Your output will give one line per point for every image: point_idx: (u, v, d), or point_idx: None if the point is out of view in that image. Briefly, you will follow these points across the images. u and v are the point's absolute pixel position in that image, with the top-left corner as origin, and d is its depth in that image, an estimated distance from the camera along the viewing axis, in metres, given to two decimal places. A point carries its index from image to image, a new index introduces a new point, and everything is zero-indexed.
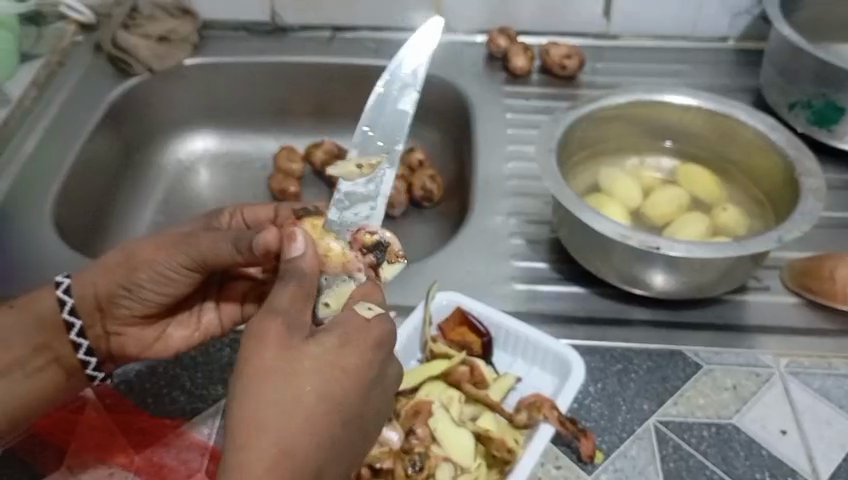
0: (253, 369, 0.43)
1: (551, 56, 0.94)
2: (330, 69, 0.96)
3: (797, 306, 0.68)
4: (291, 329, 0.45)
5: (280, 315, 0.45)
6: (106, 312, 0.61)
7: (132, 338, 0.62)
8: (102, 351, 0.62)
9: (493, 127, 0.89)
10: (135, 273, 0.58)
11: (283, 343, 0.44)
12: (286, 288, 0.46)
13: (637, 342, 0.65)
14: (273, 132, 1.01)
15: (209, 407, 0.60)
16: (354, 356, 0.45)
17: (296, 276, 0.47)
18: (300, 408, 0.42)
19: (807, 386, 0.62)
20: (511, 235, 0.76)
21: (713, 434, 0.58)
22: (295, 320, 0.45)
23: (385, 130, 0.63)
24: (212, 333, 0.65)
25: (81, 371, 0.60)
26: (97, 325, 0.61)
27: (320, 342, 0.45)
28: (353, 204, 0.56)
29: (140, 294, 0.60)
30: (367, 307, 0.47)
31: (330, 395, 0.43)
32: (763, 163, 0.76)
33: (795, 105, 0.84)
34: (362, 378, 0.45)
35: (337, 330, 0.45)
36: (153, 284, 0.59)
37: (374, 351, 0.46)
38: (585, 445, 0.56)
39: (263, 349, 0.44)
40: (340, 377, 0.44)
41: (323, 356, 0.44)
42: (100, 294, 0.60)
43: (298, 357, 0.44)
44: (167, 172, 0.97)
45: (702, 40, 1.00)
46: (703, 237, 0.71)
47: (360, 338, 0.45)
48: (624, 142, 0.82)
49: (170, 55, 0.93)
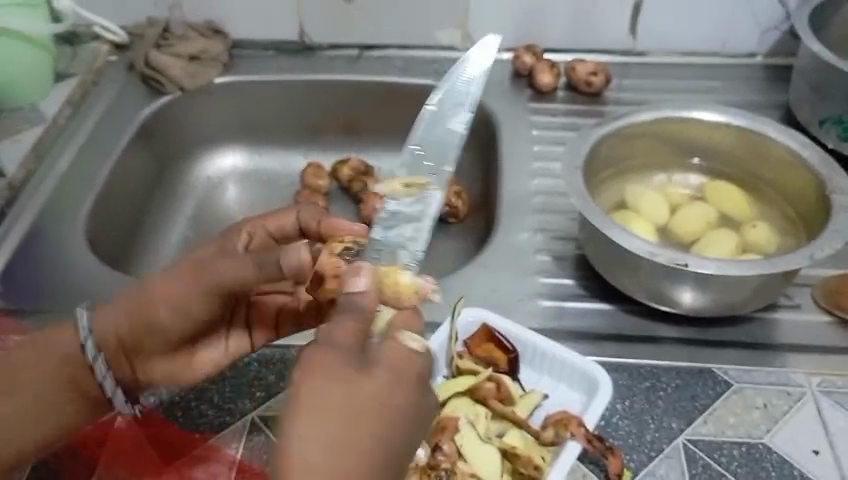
0: (306, 406, 0.40)
1: (578, 73, 0.94)
2: (358, 87, 0.98)
3: (830, 324, 0.67)
4: (346, 363, 0.42)
5: (335, 349, 0.42)
6: (129, 352, 0.57)
7: (160, 372, 0.59)
8: (131, 385, 0.59)
9: (519, 145, 0.89)
10: (153, 307, 0.56)
11: (337, 378, 0.41)
12: (344, 323, 0.43)
13: (665, 360, 0.64)
14: (300, 148, 1.02)
15: (238, 420, 0.61)
16: (404, 392, 0.43)
17: (355, 310, 0.43)
18: (352, 450, 0.40)
19: (841, 405, 0.61)
20: (537, 251, 0.76)
21: (744, 454, 0.58)
22: (351, 358, 0.42)
23: (433, 151, 0.62)
24: (241, 351, 0.61)
25: (104, 402, 0.58)
26: (121, 365, 0.57)
27: (375, 376, 0.42)
28: (397, 224, 0.54)
29: (164, 331, 0.57)
30: (413, 338, 0.45)
31: (384, 435, 0.41)
32: (793, 180, 0.75)
33: (827, 121, 0.84)
34: (413, 417, 0.43)
35: (388, 367, 0.43)
36: (176, 317, 0.56)
37: (425, 386, 0.44)
38: (613, 464, 0.55)
39: (316, 385, 0.41)
40: (391, 417, 0.42)
41: (378, 395, 0.42)
42: (122, 332, 0.56)
43: (352, 392, 0.41)
44: (197, 188, 0.98)
45: (730, 56, 0.99)
46: (733, 255, 0.71)
47: (410, 372, 0.43)
48: (652, 159, 0.81)
49: (200, 74, 0.95)
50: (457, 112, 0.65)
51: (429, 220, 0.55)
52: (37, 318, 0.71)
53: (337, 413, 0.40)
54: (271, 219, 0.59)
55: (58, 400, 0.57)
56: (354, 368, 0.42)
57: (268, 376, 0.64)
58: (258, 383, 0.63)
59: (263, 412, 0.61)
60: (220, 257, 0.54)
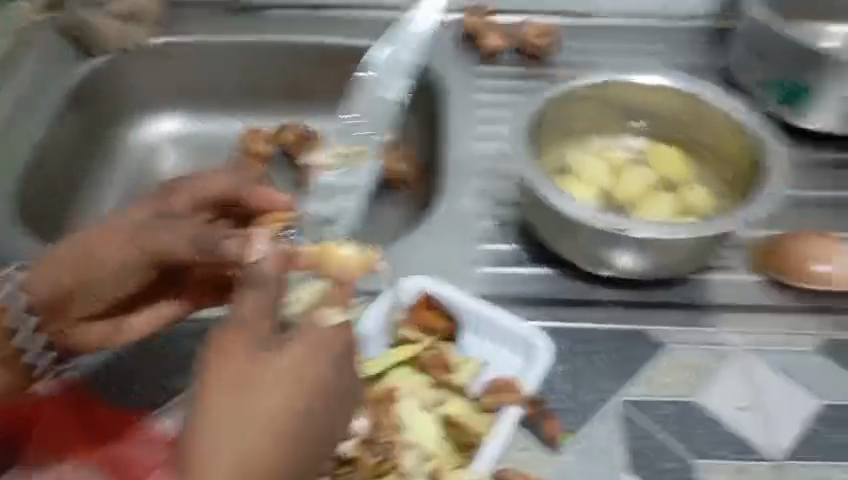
0: (218, 382, 0.46)
1: (524, 36, 0.94)
2: (301, 48, 0.95)
3: (762, 285, 0.69)
4: (255, 343, 0.48)
5: (247, 328, 0.48)
6: (58, 311, 0.61)
7: (88, 332, 0.62)
8: (58, 345, 0.61)
9: (464, 108, 0.89)
10: (90, 270, 0.60)
11: (243, 355, 0.47)
12: (257, 299, 0.48)
13: (603, 324, 0.66)
14: (242, 112, 0.99)
15: (169, 399, 0.62)
16: (313, 368, 0.48)
17: (263, 285, 0.48)
18: (260, 418, 0.46)
19: (769, 363, 0.63)
20: (481, 216, 0.76)
21: (676, 412, 0.59)
22: (259, 336, 0.48)
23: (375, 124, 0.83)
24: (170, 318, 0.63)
25: (24, 361, 0.60)
26: (48, 326, 0.61)
27: (285, 353, 0.48)
28: (334, 196, 0.75)
29: (95, 291, 0.61)
30: (331, 315, 0.52)
31: (293, 407, 0.47)
32: (730, 145, 0.76)
33: (766, 86, 0.85)
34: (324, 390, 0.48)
35: (302, 342, 0.49)
36: (109, 278, 0.61)
37: (336, 360, 0.49)
38: (549, 426, 0.57)
39: (228, 362, 0.47)
40: (302, 389, 0.47)
41: (289, 371, 0.47)
42: (57, 292, 0.60)
43: (262, 369, 0.47)
44: (134, 154, 0.96)
45: (674, 18, 1.00)
46: (673, 217, 0.73)
47: (321, 348, 0.49)
48: (594, 123, 0.81)
49: (135, 35, 0.91)
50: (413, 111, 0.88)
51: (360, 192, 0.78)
52: None
53: (246, 387, 0.46)
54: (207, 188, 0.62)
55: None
56: (261, 347, 0.48)
57: None
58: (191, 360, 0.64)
59: None
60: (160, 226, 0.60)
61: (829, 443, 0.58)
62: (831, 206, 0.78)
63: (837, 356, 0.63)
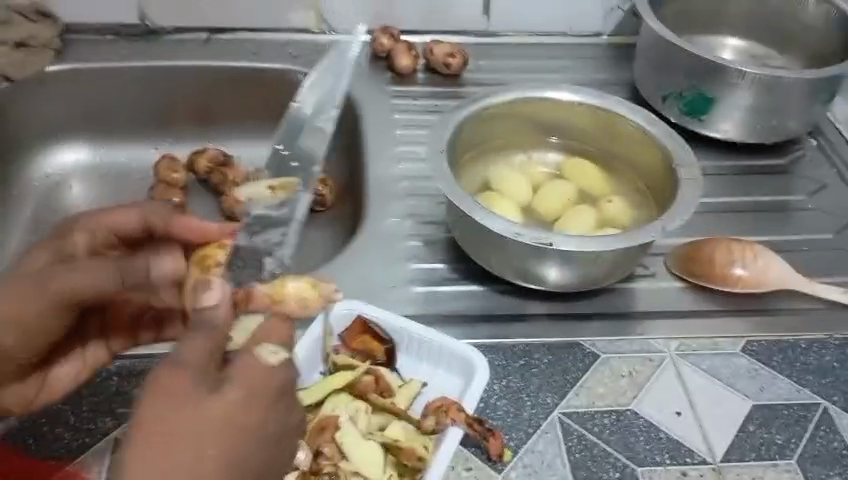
0: (147, 432, 0.41)
1: (436, 55, 0.94)
2: (210, 73, 0.92)
3: (682, 290, 0.72)
4: (194, 385, 0.42)
5: (185, 371, 0.42)
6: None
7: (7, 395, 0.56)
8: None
9: (381, 129, 0.88)
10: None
11: (182, 398, 0.42)
12: (197, 344, 0.43)
13: (537, 337, 0.66)
14: (151, 140, 0.95)
15: (98, 442, 0.56)
16: (255, 412, 0.43)
17: (208, 327, 0.44)
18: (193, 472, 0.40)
19: (697, 367, 0.65)
20: (408, 237, 0.75)
21: (614, 422, 0.60)
22: (198, 376, 0.43)
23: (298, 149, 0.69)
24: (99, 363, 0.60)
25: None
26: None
27: (224, 396, 0.42)
28: (265, 231, 0.62)
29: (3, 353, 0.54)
30: (271, 352, 0.44)
31: (230, 457, 0.42)
32: (642, 155, 0.79)
33: (668, 97, 0.88)
34: (266, 435, 0.44)
35: (241, 382, 0.43)
36: (16, 337, 0.53)
37: (280, 402, 0.44)
38: (494, 444, 0.56)
39: (161, 407, 0.42)
40: (241, 437, 0.42)
41: (233, 416, 0.42)
42: None
43: (200, 414, 0.42)
44: (35, 189, 0.90)
45: (579, 35, 1.03)
46: (592, 231, 0.73)
47: (264, 390, 0.43)
48: (513, 139, 0.83)
49: (29, 63, 0.86)
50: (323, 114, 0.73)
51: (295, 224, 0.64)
52: None
53: (178, 437, 0.41)
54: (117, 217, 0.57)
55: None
56: (201, 389, 0.42)
57: (131, 390, 0.59)
58: (120, 399, 0.59)
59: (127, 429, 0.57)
60: (68, 266, 0.51)
61: (760, 442, 0.60)
62: (740, 212, 0.82)
63: (760, 355, 0.66)
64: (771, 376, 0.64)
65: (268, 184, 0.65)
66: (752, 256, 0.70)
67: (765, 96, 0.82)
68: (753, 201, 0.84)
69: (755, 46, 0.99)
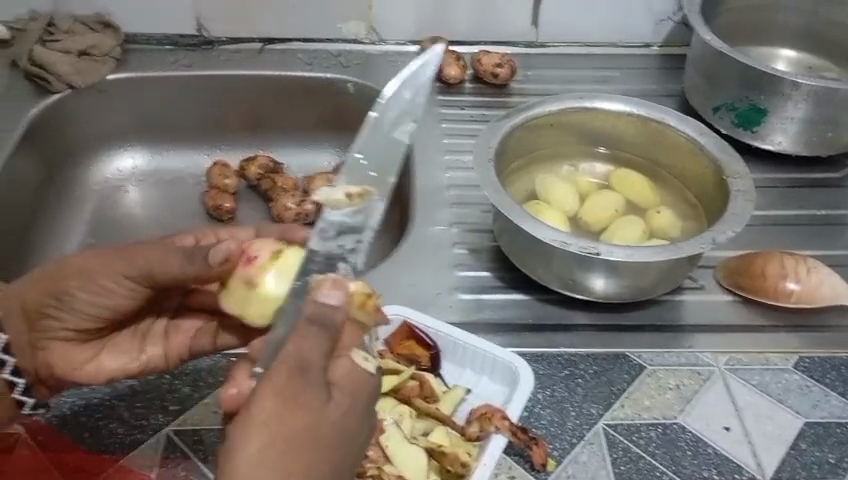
0: (271, 436, 0.41)
1: (484, 65, 0.94)
2: (262, 82, 0.95)
3: (731, 303, 0.71)
4: (309, 388, 0.42)
5: (305, 375, 0.42)
6: (33, 327, 0.59)
7: (61, 354, 0.60)
8: (27, 370, 0.59)
9: (430, 137, 0.89)
10: (71, 279, 0.57)
11: (300, 402, 0.42)
12: (320, 343, 0.42)
13: (582, 348, 0.66)
14: (205, 147, 0.98)
15: (149, 438, 0.58)
16: (352, 416, 0.45)
17: (325, 327, 0.43)
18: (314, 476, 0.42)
19: (746, 382, 0.64)
20: (453, 244, 0.76)
21: (661, 435, 0.59)
22: (313, 380, 0.42)
23: (375, 159, 0.58)
24: (153, 365, 0.61)
25: (8, 396, 0.58)
26: (22, 338, 0.59)
27: (335, 403, 0.44)
28: (338, 236, 0.52)
29: (72, 305, 0.58)
30: (364, 358, 0.46)
31: (337, 457, 0.44)
32: (693, 167, 0.78)
33: (720, 108, 0.87)
34: (358, 435, 0.45)
35: (349, 391, 0.45)
36: (88, 294, 0.57)
37: (372, 405, 0.46)
38: (538, 453, 0.56)
39: (286, 415, 0.41)
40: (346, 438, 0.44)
41: (336, 420, 0.44)
42: (29, 303, 0.57)
43: (313, 419, 0.42)
44: (93, 193, 0.93)
45: (628, 46, 1.03)
46: (640, 241, 0.72)
47: (365, 397, 0.45)
48: (561, 150, 0.83)
49: (91, 71, 0.90)
50: (401, 124, 0.61)
51: (371, 232, 0.54)
52: None
53: (296, 435, 0.42)
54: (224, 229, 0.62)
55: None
56: (315, 394, 0.43)
57: (181, 388, 0.61)
58: (171, 396, 0.60)
59: (178, 426, 0.57)
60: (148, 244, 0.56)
61: (811, 460, 0.58)
62: (792, 225, 0.81)
63: (812, 371, 0.65)
64: (823, 393, 0.63)
65: (345, 188, 0.55)
66: (806, 271, 0.69)
67: (821, 108, 0.80)
68: (807, 214, 0.82)
69: (812, 58, 0.98)
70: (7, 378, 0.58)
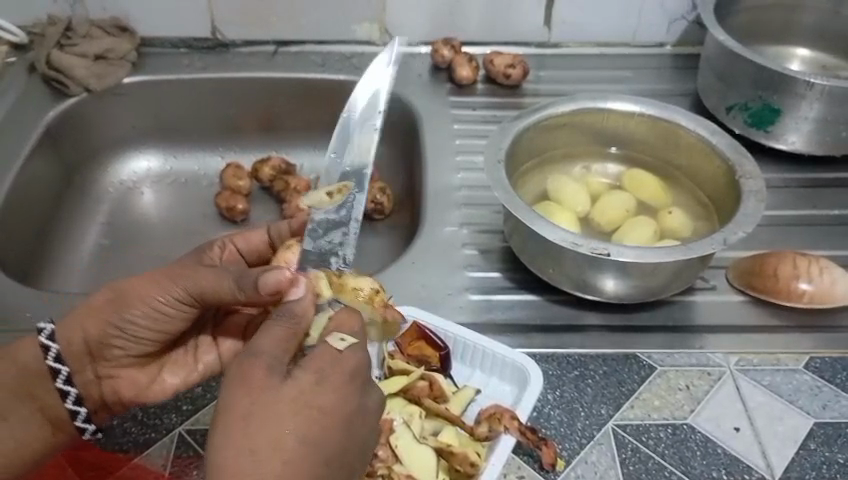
0: (227, 418, 0.41)
1: (496, 66, 0.95)
2: (275, 84, 0.95)
3: (742, 303, 0.70)
4: (271, 372, 0.43)
5: (260, 358, 0.43)
6: (94, 358, 0.57)
7: (127, 380, 0.59)
8: (92, 397, 0.58)
9: (442, 138, 0.90)
10: (128, 309, 0.55)
11: (262, 386, 0.42)
12: (273, 332, 0.45)
13: (592, 348, 0.66)
14: (219, 148, 0.99)
15: (163, 437, 0.58)
16: (328, 395, 0.43)
17: (286, 316, 0.46)
18: (282, 454, 0.40)
19: (757, 382, 0.63)
20: (464, 245, 0.76)
21: (670, 435, 0.59)
22: (272, 363, 0.43)
23: (352, 153, 0.61)
24: (211, 370, 0.62)
25: (70, 423, 0.57)
26: (86, 370, 0.57)
27: (296, 380, 0.43)
28: (326, 233, 0.55)
29: (132, 332, 0.57)
30: (340, 339, 0.46)
31: (311, 436, 0.42)
32: (706, 167, 0.77)
33: (733, 108, 0.86)
34: (344, 416, 0.44)
35: (314, 368, 0.44)
36: (146, 320, 0.56)
37: (351, 386, 0.45)
38: (547, 453, 0.56)
39: (240, 395, 0.42)
40: (318, 416, 0.42)
41: (309, 399, 0.43)
42: (89, 336, 0.56)
43: (277, 400, 0.42)
44: (110, 193, 0.95)
45: (641, 46, 1.02)
46: (650, 242, 0.72)
47: (336, 374, 0.44)
48: (570, 150, 0.83)
49: (107, 74, 0.91)
50: (371, 116, 0.64)
51: (355, 223, 0.55)
52: None
53: (264, 419, 0.41)
54: (239, 238, 0.61)
55: (14, 418, 0.55)
56: (277, 377, 0.43)
57: (194, 388, 0.62)
58: (184, 396, 0.61)
59: (190, 425, 0.59)
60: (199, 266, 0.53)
61: (821, 461, 0.58)
62: (805, 225, 0.80)
63: (823, 372, 0.64)
64: (834, 394, 0.63)
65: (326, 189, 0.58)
66: (818, 271, 0.68)
67: (835, 108, 0.79)
68: (820, 214, 0.81)
69: (827, 57, 0.97)
70: (69, 407, 0.57)
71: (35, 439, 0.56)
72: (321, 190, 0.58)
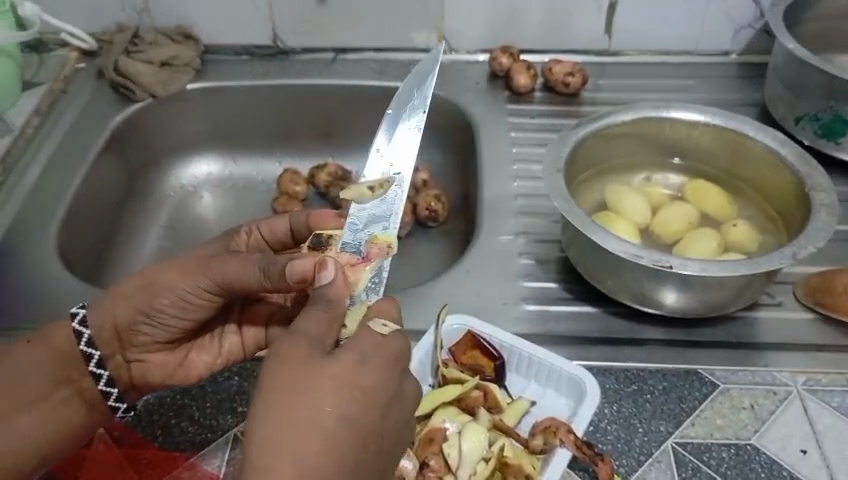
0: (272, 388, 0.41)
1: (554, 73, 0.94)
2: (333, 91, 0.96)
3: (811, 321, 0.68)
4: (312, 348, 0.43)
5: (303, 336, 0.44)
6: (125, 344, 0.57)
7: (155, 364, 0.58)
8: (123, 380, 0.58)
9: (498, 146, 0.89)
10: (156, 299, 0.54)
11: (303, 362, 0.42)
12: (316, 314, 0.45)
13: (652, 363, 0.64)
14: (277, 154, 1.01)
15: (219, 437, 0.59)
16: (370, 375, 0.43)
17: (326, 301, 0.46)
18: (322, 430, 0.40)
19: (826, 404, 0.61)
20: (520, 254, 0.75)
21: (732, 455, 0.57)
22: (317, 341, 0.44)
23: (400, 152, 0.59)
24: (233, 357, 0.62)
25: (104, 403, 0.58)
26: (116, 355, 0.57)
27: (337, 361, 0.43)
28: (366, 226, 0.55)
29: (161, 319, 0.56)
30: (382, 325, 0.47)
31: (351, 414, 0.41)
32: (773, 179, 0.75)
33: (802, 118, 0.84)
34: (382, 398, 0.43)
35: (354, 349, 0.44)
36: (174, 309, 0.55)
37: (391, 366, 0.45)
38: (603, 469, 0.54)
39: (281, 374, 0.42)
40: (359, 396, 0.42)
41: (350, 379, 0.42)
42: (118, 321, 0.56)
43: (319, 376, 0.42)
44: (171, 197, 0.97)
45: (705, 54, 1.00)
46: (714, 255, 0.70)
47: (378, 354, 0.44)
48: (631, 160, 0.81)
49: (172, 81, 0.93)
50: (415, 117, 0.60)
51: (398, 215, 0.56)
52: (11, 333, 0.68)
53: (304, 393, 0.41)
54: (265, 225, 0.62)
55: (52, 398, 0.55)
56: (318, 355, 0.43)
57: (250, 389, 0.62)
58: (240, 398, 0.62)
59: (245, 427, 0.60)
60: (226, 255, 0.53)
61: None
62: None
63: None
64: None
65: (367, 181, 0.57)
66: None
67: None
68: None
69: None
70: (101, 389, 0.57)
71: (68, 417, 0.56)
72: (361, 184, 0.57)
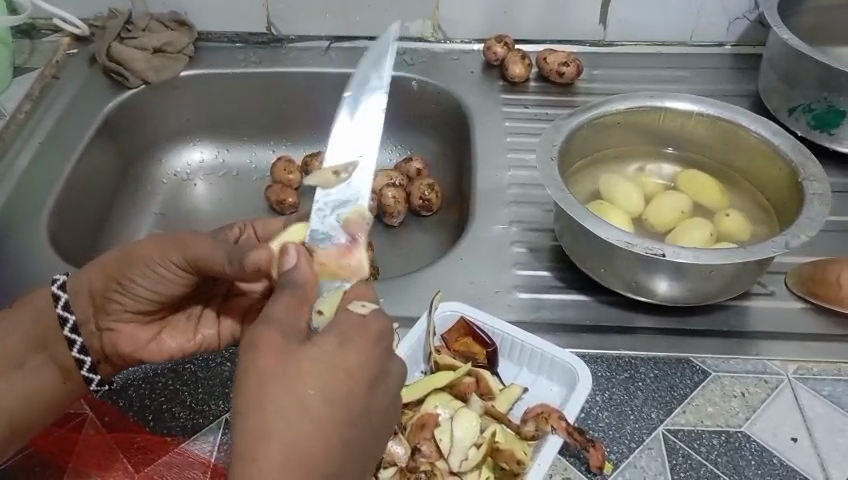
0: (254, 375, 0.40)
1: (549, 63, 0.93)
2: (328, 79, 0.96)
3: (802, 311, 0.68)
4: (287, 338, 0.42)
5: (275, 324, 0.42)
6: (99, 310, 0.59)
7: (127, 335, 0.60)
8: (95, 348, 0.60)
9: (493, 136, 0.89)
10: (130, 267, 0.56)
11: (285, 351, 0.41)
12: (285, 300, 0.44)
13: (644, 351, 0.64)
14: (270, 143, 1.00)
15: (210, 423, 0.59)
16: (355, 355, 0.42)
17: (293, 288, 0.44)
18: (307, 414, 0.40)
19: (817, 393, 0.61)
20: (513, 243, 0.75)
21: (723, 443, 0.58)
22: (296, 332, 0.42)
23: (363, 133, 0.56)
24: (207, 345, 0.63)
25: (76, 372, 0.59)
26: (90, 321, 0.59)
27: (319, 343, 0.42)
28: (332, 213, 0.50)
29: (133, 290, 0.57)
30: (361, 305, 0.45)
31: (336, 396, 0.41)
32: (768, 171, 0.75)
33: (796, 109, 0.84)
34: (367, 375, 0.42)
35: (336, 332, 0.42)
36: (147, 281, 0.57)
37: (377, 347, 0.43)
38: (595, 456, 0.55)
39: (263, 357, 0.41)
40: (343, 379, 0.41)
41: (333, 361, 0.41)
42: (95, 288, 0.58)
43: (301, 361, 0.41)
44: (164, 184, 0.96)
45: (699, 45, 1.00)
46: (707, 245, 0.70)
47: (359, 332, 0.43)
48: (625, 150, 0.81)
49: (165, 68, 0.92)
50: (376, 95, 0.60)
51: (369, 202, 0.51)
52: None
53: (287, 380, 0.40)
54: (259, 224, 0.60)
55: (28, 364, 0.57)
56: (298, 341, 0.42)
57: None
58: (232, 384, 0.62)
59: None
60: (195, 233, 0.54)
61: None
62: None
63: None
64: None
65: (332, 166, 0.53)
66: None
67: None
68: None
69: None
70: (74, 356, 0.59)
71: (44, 386, 0.57)
72: (326, 168, 0.53)
